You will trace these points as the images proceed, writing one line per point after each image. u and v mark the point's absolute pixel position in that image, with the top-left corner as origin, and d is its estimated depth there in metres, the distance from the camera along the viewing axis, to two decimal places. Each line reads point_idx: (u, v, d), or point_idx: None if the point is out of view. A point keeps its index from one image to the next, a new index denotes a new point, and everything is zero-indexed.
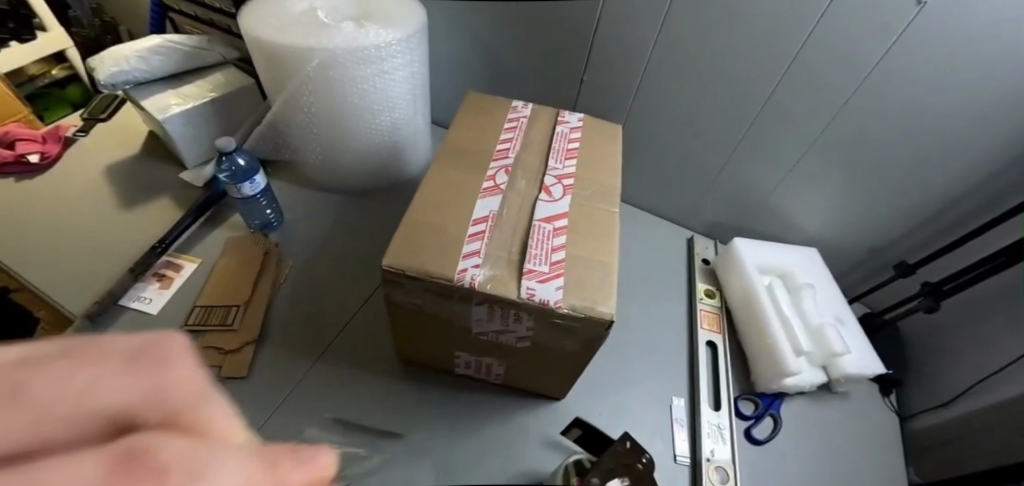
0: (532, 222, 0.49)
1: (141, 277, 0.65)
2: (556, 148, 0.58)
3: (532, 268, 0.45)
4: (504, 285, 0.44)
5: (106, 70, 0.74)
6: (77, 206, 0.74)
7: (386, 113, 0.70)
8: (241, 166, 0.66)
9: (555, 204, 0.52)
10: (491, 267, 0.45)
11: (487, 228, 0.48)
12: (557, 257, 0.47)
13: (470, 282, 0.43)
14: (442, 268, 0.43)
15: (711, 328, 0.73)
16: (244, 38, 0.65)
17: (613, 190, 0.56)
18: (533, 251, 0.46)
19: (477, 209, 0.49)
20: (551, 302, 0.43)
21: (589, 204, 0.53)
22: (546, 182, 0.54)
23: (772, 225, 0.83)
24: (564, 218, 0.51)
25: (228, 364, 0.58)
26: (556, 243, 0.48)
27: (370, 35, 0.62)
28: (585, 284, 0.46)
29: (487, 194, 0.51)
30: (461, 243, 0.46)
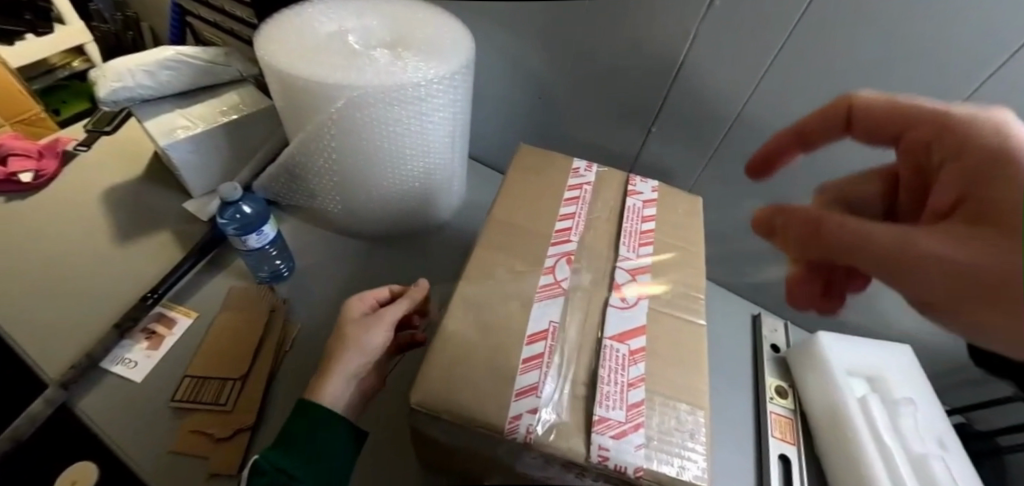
0: (601, 340, 0.39)
1: (127, 334, 0.57)
2: (628, 230, 0.48)
3: (605, 416, 0.35)
4: (569, 440, 0.34)
5: (108, 85, 0.65)
6: (70, 237, 0.66)
7: (421, 158, 0.60)
8: (248, 214, 0.56)
9: (627, 313, 0.41)
10: (553, 412, 0.35)
11: (545, 348, 0.37)
12: (635, 396, 0.37)
13: (525, 436, 0.33)
14: (488, 413, 0.33)
15: (783, 437, 0.61)
16: (261, 64, 0.55)
17: (695, 292, 0.46)
18: (605, 389, 0.36)
19: (533, 319, 0.39)
20: (630, 471, 0.33)
21: (668, 313, 0.43)
22: (617, 278, 0.44)
23: (853, 309, 0.72)
24: (641, 334, 0.40)
25: (216, 457, 0.49)
26: (632, 374, 0.38)
27: (405, 71, 0.52)
28: (670, 440, 0.35)
29: (544, 295, 0.41)
30: (513, 372, 0.35)
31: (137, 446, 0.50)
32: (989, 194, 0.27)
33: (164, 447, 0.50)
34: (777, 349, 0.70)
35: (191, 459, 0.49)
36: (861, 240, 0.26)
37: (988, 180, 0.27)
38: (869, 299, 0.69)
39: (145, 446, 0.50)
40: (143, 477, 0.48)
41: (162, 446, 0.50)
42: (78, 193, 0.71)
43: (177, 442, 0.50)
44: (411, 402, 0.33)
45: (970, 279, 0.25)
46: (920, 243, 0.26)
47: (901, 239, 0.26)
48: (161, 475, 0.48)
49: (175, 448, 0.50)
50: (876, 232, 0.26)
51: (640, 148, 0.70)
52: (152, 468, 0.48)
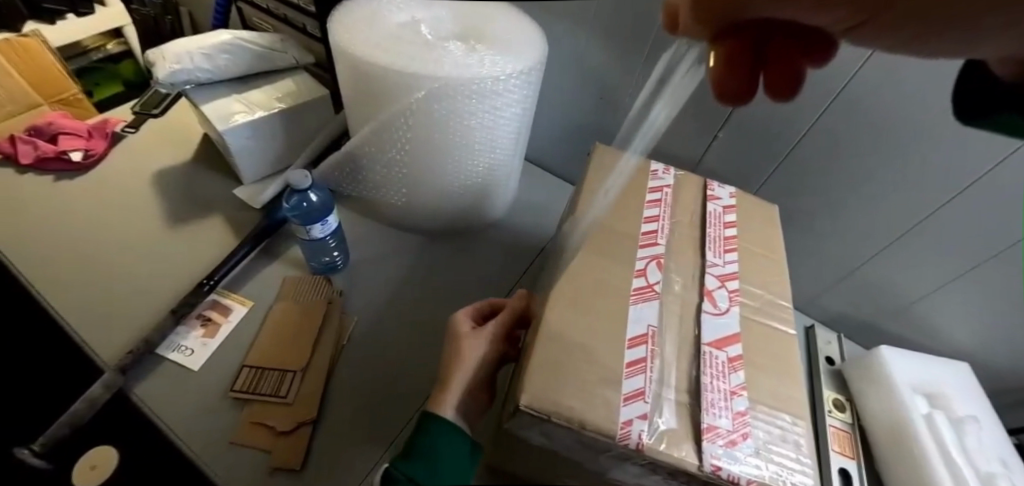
0: (700, 346, 0.38)
1: (183, 321, 0.55)
2: (712, 235, 0.47)
3: (713, 425, 0.34)
4: (680, 449, 0.32)
5: (167, 67, 0.64)
6: (122, 219, 0.64)
7: (487, 153, 0.59)
8: (314, 203, 0.56)
9: (721, 319, 0.40)
10: (662, 418, 0.33)
11: (647, 352, 0.36)
12: (739, 405, 0.36)
13: (638, 443, 0.32)
14: (599, 418, 0.32)
15: (843, 452, 0.60)
16: (334, 51, 0.54)
17: (783, 301, 0.44)
18: (710, 397, 0.35)
19: (631, 322, 0.38)
20: (743, 482, 0.32)
21: (761, 321, 0.42)
22: (708, 284, 0.43)
23: (909, 326, 0.70)
24: (736, 341, 0.39)
25: (280, 450, 0.48)
26: (734, 383, 0.37)
27: (485, 64, 0.51)
28: (777, 452, 0.34)
29: (639, 298, 0.40)
30: (619, 376, 0.34)
31: (197, 435, 0.48)
32: None
33: (225, 438, 0.49)
34: (831, 362, 0.69)
35: (254, 451, 0.48)
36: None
37: None
38: (928, 318, 0.68)
39: (206, 436, 0.48)
40: (207, 469, 0.46)
41: (222, 437, 0.49)
42: (128, 174, 0.70)
43: (239, 433, 0.48)
44: (519, 404, 0.32)
45: None
46: None
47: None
48: (225, 467, 0.46)
49: (237, 439, 0.48)
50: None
51: (701, 153, 0.69)
52: (215, 458, 0.47)
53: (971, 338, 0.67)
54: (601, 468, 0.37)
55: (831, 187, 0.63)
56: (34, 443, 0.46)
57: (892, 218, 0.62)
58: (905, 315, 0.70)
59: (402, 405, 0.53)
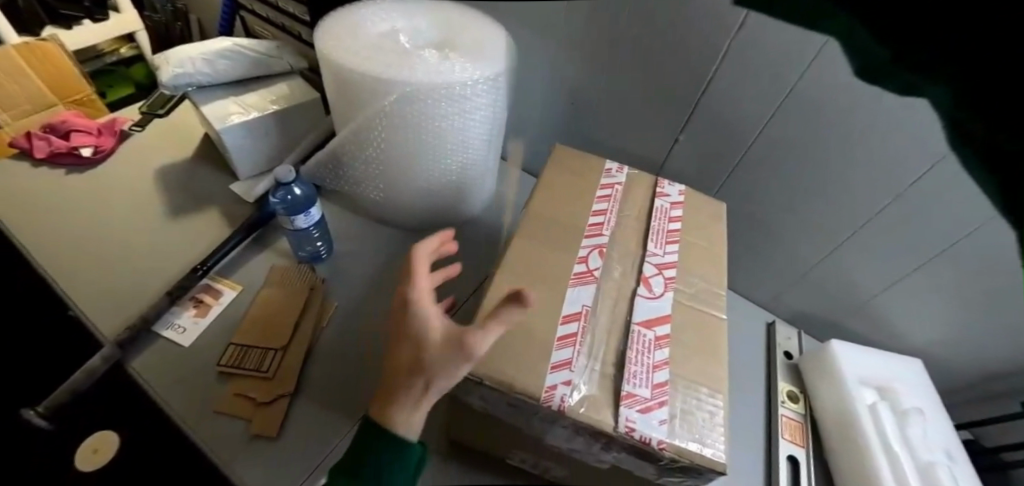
0: (630, 325, 0.42)
1: (177, 302, 0.61)
2: (656, 228, 0.51)
3: (632, 392, 0.38)
4: (599, 412, 0.36)
5: (171, 71, 0.70)
6: (126, 209, 0.70)
7: (460, 153, 0.64)
8: (298, 196, 0.61)
9: (654, 303, 0.45)
10: (586, 386, 0.38)
11: (578, 329, 0.41)
12: (659, 378, 0.39)
13: (560, 404, 0.36)
14: (526, 381, 0.37)
15: (793, 440, 0.63)
16: (320, 58, 0.60)
17: (719, 289, 0.48)
18: (633, 368, 0.39)
19: (567, 302, 0.42)
20: (654, 443, 0.36)
21: (693, 306, 0.46)
22: (645, 271, 0.47)
23: (864, 322, 0.74)
24: (666, 322, 0.44)
25: (258, 419, 0.52)
26: (657, 358, 0.41)
27: (456, 69, 0.55)
28: (690, 419, 0.38)
29: (578, 282, 0.44)
30: (549, 348, 0.39)
31: (185, 404, 0.53)
32: None
33: (210, 408, 0.53)
34: (790, 356, 0.72)
35: (236, 419, 0.53)
36: None
37: None
38: (881, 315, 0.72)
39: (194, 405, 0.53)
40: (194, 435, 0.51)
41: (208, 407, 0.54)
42: (134, 169, 0.75)
43: (222, 403, 0.53)
44: (457, 368, 0.37)
45: None
46: None
47: None
48: (209, 433, 0.51)
49: (220, 409, 0.53)
50: None
51: (665, 156, 0.73)
52: (200, 425, 0.52)
53: (921, 334, 0.70)
54: (537, 434, 0.41)
55: (786, 187, 0.67)
56: (38, 405, 0.51)
57: (844, 218, 0.66)
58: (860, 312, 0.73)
59: (373, 382, 0.58)
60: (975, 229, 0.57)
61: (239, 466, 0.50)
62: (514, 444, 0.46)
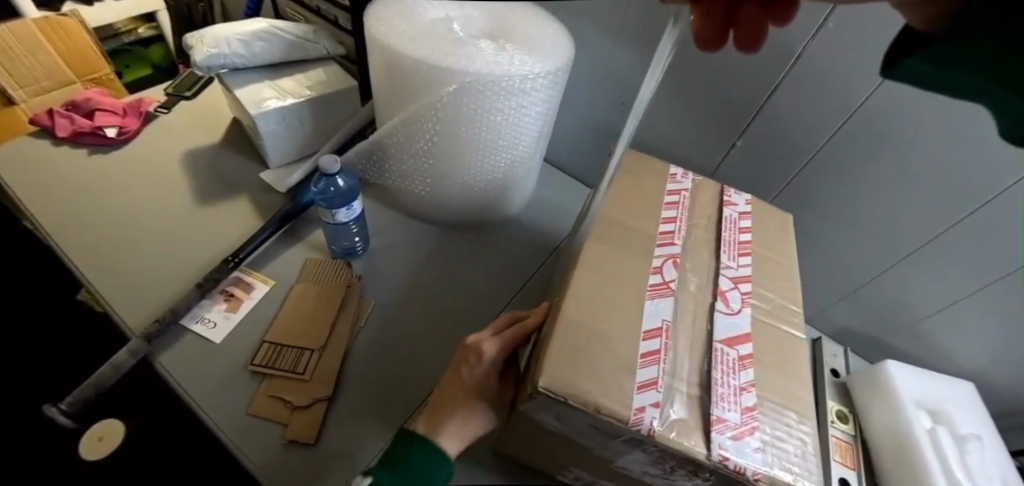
0: (712, 343, 0.40)
1: (207, 295, 0.57)
2: (728, 239, 0.48)
3: (722, 416, 0.35)
4: (691, 438, 0.34)
5: (204, 50, 0.66)
6: (152, 194, 0.67)
7: (510, 150, 0.61)
8: (340, 188, 0.57)
9: (733, 319, 0.42)
10: (674, 409, 0.35)
11: (661, 345, 0.38)
12: (748, 401, 0.37)
13: (649, 428, 0.33)
14: (614, 404, 0.33)
15: (844, 462, 0.60)
16: (368, 43, 0.57)
17: (793, 306, 0.46)
18: (720, 390, 0.37)
19: (646, 317, 0.40)
20: (750, 473, 0.33)
21: (771, 323, 0.44)
22: (721, 284, 0.44)
23: (915, 344, 0.71)
24: (747, 341, 0.41)
25: (296, 423, 0.50)
26: (743, 379, 0.38)
27: (515, 62, 0.53)
28: (779, 447, 0.36)
29: (655, 294, 0.42)
30: (634, 368, 0.36)
31: (216, 405, 0.50)
32: None
33: (244, 409, 0.50)
34: (836, 374, 0.70)
35: (271, 423, 0.50)
36: None
37: None
38: (933, 337, 0.69)
39: (225, 407, 0.50)
40: (227, 439, 0.48)
41: (241, 409, 0.50)
42: (160, 152, 0.72)
43: (257, 405, 0.50)
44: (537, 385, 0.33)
45: None
46: None
47: None
48: (245, 436, 0.48)
49: (255, 411, 0.50)
50: None
51: (716, 163, 0.70)
52: (232, 428, 0.49)
53: (974, 360, 0.67)
54: (609, 454, 0.39)
55: (844, 199, 0.64)
56: (61, 401, 0.48)
57: (903, 236, 0.63)
58: (910, 332, 0.71)
59: (414, 388, 0.55)
60: None
61: (276, 474, 0.46)
62: (573, 462, 0.44)
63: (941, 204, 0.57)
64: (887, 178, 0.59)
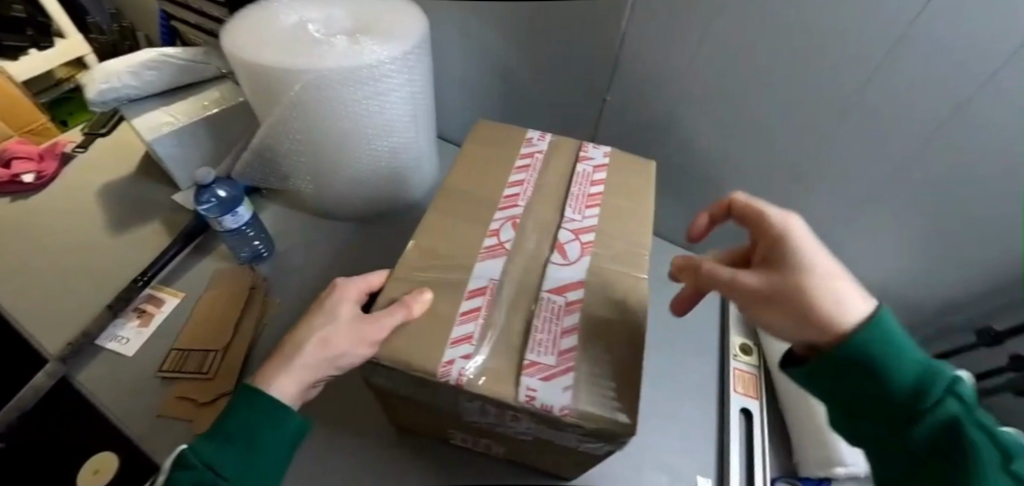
0: (539, 293, 0.43)
1: (119, 314, 0.61)
2: (576, 193, 0.51)
3: (535, 360, 0.38)
4: (500, 383, 0.36)
5: (97, 87, 0.70)
6: (68, 229, 0.70)
7: (383, 137, 0.64)
8: (222, 198, 0.61)
9: (568, 268, 0.45)
10: (485, 357, 0.38)
11: (482, 302, 0.42)
12: (568, 343, 0.40)
13: (456, 378, 0.36)
14: (424, 358, 0.37)
15: (746, 393, 0.62)
16: (227, 58, 0.60)
17: (633, 245, 0.48)
18: (538, 337, 0.40)
19: (474, 277, 0.43)
20: (555, 410, 0.35)
21: (609, 267, 0.46)
22: (561, 238, 0.47)
23: None
24: (579, 287, 0.44)
25: (199, 419, 0.53)
26: (566, 324, 0.41)
27: (358, 54, 0.55)
28: (597, 383, 0.38)
29: (488, 255, 0.45)
30: (451, 324, 0.39)
31: (128, 413, 0.54)
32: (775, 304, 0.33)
33: (153, 413, 0.54)
34: None
35: (178, 422, 0.53)
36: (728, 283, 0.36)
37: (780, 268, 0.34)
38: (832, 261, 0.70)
39: (137, 412, 0.54)
40: (138, 439, 0.52)
41: (151, 412, 0.54)
42: (76, 189, 0.76)
43: (164, 407, 0.54)
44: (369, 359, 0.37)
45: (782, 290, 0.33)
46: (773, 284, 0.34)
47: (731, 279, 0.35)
48: (153, 436, 0.52)
49: (163, 413, 0.54)
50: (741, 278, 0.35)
51: (597, 122, 0.72)
52: (140, 432, 0.52)
53: (872, 278, 0.69)
54: (450, 407, 0.41)
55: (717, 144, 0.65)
56: None
57: (772, 168, 0.64)
58: None
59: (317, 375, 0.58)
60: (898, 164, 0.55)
61: None
62: (440, 421, 0.47)
63: (791, 130, 0.58)
64: (738, 114, 0.59)
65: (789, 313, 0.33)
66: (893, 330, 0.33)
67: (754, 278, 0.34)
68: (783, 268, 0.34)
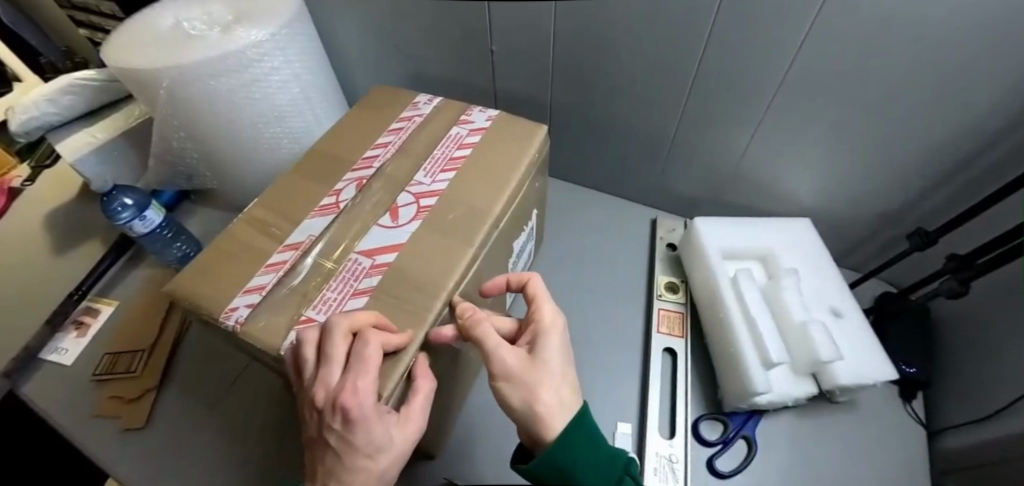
0: (349, 254, 0.41)
1: (58, 328, 0.65)
2: (437, 156, 0.49)
3: (309, 317, 0.37)
4: (270, 333, 0.36)
5: (18, 118, 0.71)
6: (15, 257, 0.74)
7: (276, 124, 0.64)
8: (128, 206, 0.61)
9: (393, 232, 0.43)
10: (269, 309, 0.38)
11: (292, 257, 0.41)
12: (353, 305, 0.38)
13: (233, 324, 0.37)
14: (215, 305, 0.38)
15: (670, 332, 0.60)
16: (111, 69, 0.61)
17: (485, 196, 0.45)
18: (325, 295, 0.39)
19: (295, 232, 0.43)
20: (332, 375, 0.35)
21: (439, 228, 0.43)
22: (399, 201, 0.45)
23: (750, 196, 0.69)
24: (394, 251, 0.41)
25: (127, 414, 0.56)
26: (362, 286, 0.39)
27: (220, 43, 0.55)
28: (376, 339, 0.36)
29: (320, 213, 0.44)
30: (252, 273, 0.40)
31: (66, 414, 0.58)
32: (514, 394, 0.34)
33: (87, 413, 0.57)
34: (673, 248, 0.67)
35: (109, 419, 0.56)
36: (487, 352, 0.35)
37: (535, 363, 0.35)
38: (759, 184, 0.66)
39: (73, 414, 0.57)
40: (73, 439, 0.55)
41: (85, 413, 0.57)
42: (23, 220, 0.79)
43: (96, 407, 0.57)
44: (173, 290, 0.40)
45: (525, 384, 0.34)
46: (523, 375, 0.35)
47: (490, 352, 0.35)
48: (86, 435, 0.55)
49: (95, 412, 0.57)
50: (499, 357, 0.35)
51: (494, 79, 0.69)
52: (77, 430, 0.56)
53: (804, 194, 0.65)
54: None
55: (609, 79, 0.61)
56: None
57: (673, 97, 0.60)
58: (743, 187, 0.68)
59: (238, 365, 0.60)
60: (792, 71, 0.50)
61: (111, 460, 0.53)
62: None
63: (677, 53, 0.54)
64: (620, 47, 0.56)
65: (522, 396, 0.34)
66: (596, 433, 0.36)
67: (511, 360, 0.35)
68: (539, 358, 0.36)
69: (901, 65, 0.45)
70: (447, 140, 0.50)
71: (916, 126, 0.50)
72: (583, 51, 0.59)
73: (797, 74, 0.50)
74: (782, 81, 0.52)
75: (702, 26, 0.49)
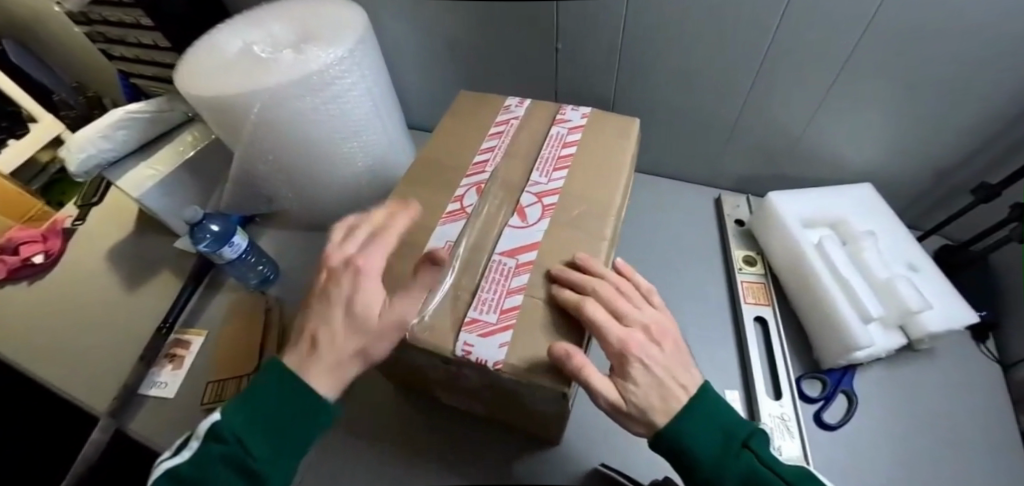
0: (491, 257, 0.43)
1: (153, 362, 0.64)
2: (546, 156, 0.51)
3: (475, 318, 0.39)
4: (440, 337, 0.38)
5: (76, 157, 0.70)
6: (86, 296, 0.74)
7: (354, 137, 0.65)
8: (215, 233, 0.62)
9: (526, 232, 0.45)
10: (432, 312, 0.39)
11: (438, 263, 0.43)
12: (511, 302, 0.40)
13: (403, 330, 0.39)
14: None
15: (757, 301, 0.63)
16: (186, 98, 0.61)
17: (602, 191, 0.47)
18: (483, 296, 0.40)
19: (433, 239, 0.45)
20: (490, 363, 0.36)
21: (569, 226, 0.45)
22: (523, 202, 0.47)
23: (807, 167, 0.72)
24: (533, 249, 0.43)
25: None
26: (514, 284, 0.41)
27: (307, 62, 0.56)
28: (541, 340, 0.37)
29: (450, 219, 0.46)
30: (404, 282, 0.42)
31: None
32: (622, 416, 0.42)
33: None
34: (742, 223, 0.71)
35: None
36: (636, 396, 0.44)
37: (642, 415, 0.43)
38: (816, 156, 0.70)
39: None
40: None
41: None
42: (85, 259, 0.79)
43: None
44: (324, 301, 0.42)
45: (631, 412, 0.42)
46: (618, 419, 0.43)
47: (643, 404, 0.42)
48: None
49: None
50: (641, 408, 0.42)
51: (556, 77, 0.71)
52: None
53: (856, 160, 0.69)
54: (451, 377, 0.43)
55: (673, 69, 0.64)
56: None
57: (736, 82, 0.63)
58: (801, 159, 0.71)
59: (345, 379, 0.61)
60: (856, 49, 0.54)
61: None
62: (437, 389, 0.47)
63: (744, 41, 0.57)
64: (688, 37, 0.59)
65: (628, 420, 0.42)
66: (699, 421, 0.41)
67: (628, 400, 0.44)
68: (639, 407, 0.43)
69: (963, 38, 0.49)
70: (551, 142, 0.52)
71: (974, 88, 0.54)
72: (648, 45, 0.62)
73: (861, 51, 0.54)
74: (847, 59, 0.55)
75: (772, 15, 0.53)
